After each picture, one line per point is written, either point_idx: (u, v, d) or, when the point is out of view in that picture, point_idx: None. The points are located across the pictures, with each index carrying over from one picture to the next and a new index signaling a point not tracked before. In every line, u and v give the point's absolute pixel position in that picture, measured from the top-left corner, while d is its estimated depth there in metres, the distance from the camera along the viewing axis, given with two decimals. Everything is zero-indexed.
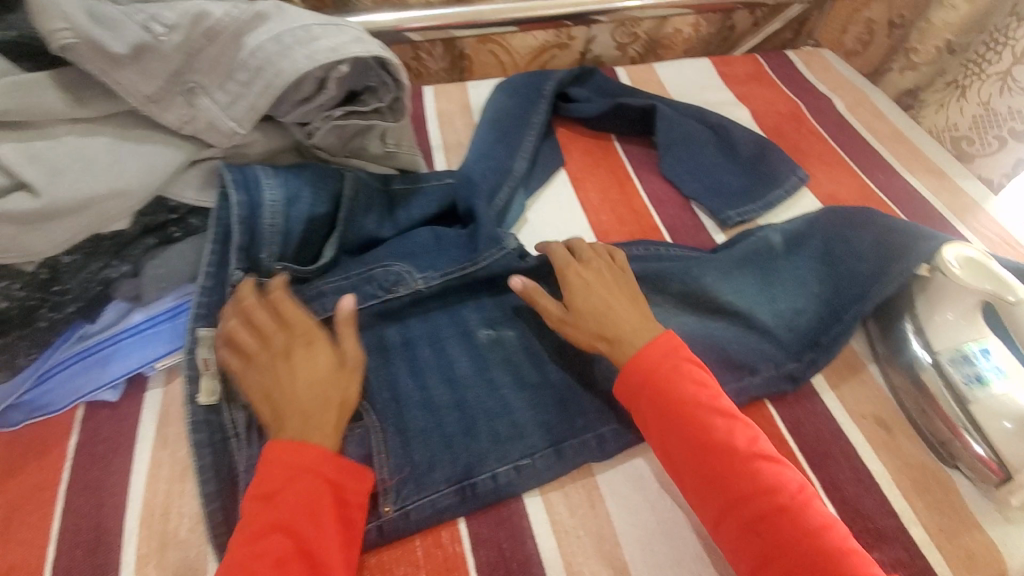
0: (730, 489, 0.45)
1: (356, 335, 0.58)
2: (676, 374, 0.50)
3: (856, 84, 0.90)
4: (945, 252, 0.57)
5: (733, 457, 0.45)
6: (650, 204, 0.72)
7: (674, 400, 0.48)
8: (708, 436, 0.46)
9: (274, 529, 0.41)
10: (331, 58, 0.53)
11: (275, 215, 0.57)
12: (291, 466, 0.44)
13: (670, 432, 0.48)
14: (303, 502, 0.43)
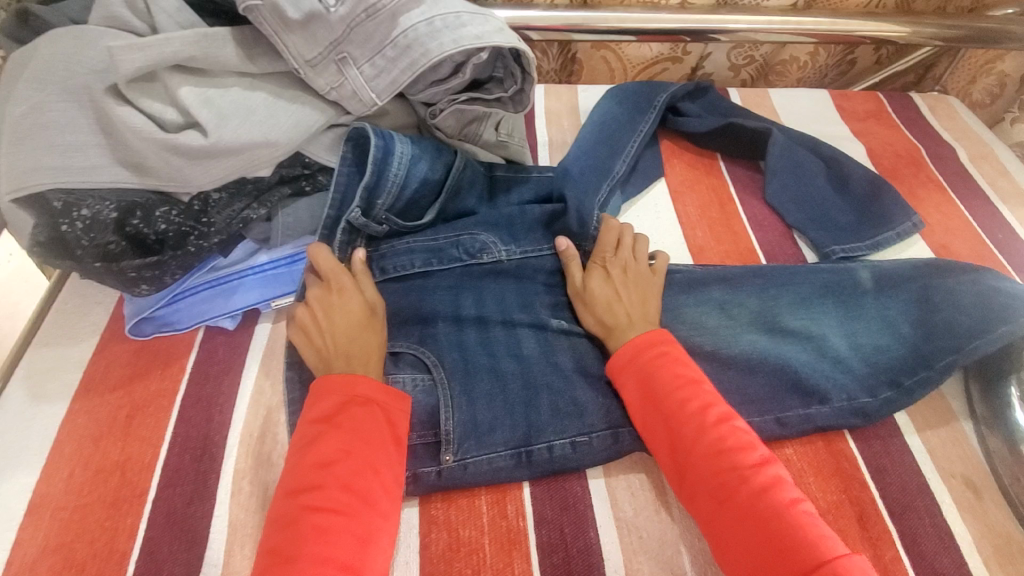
0: (733, 497, 0.45)
1: (433, 291, 0.62)
2: (670, 379, 0.52)
3: (985, 137, 0.85)
4: None
5: (722, 463, 0.47)
6: (748, 227, 0.72)
7: (668, 403, 0.51)
8: (713, 444, 0.47)
9: (335, 446, 0.46)
10: (474, 45, 0.57)
11: (402, 167, 0.61)
12: (348, 390, 0.50)
13: (661, 437, 0.50)
14: (360, 424, 0.48)
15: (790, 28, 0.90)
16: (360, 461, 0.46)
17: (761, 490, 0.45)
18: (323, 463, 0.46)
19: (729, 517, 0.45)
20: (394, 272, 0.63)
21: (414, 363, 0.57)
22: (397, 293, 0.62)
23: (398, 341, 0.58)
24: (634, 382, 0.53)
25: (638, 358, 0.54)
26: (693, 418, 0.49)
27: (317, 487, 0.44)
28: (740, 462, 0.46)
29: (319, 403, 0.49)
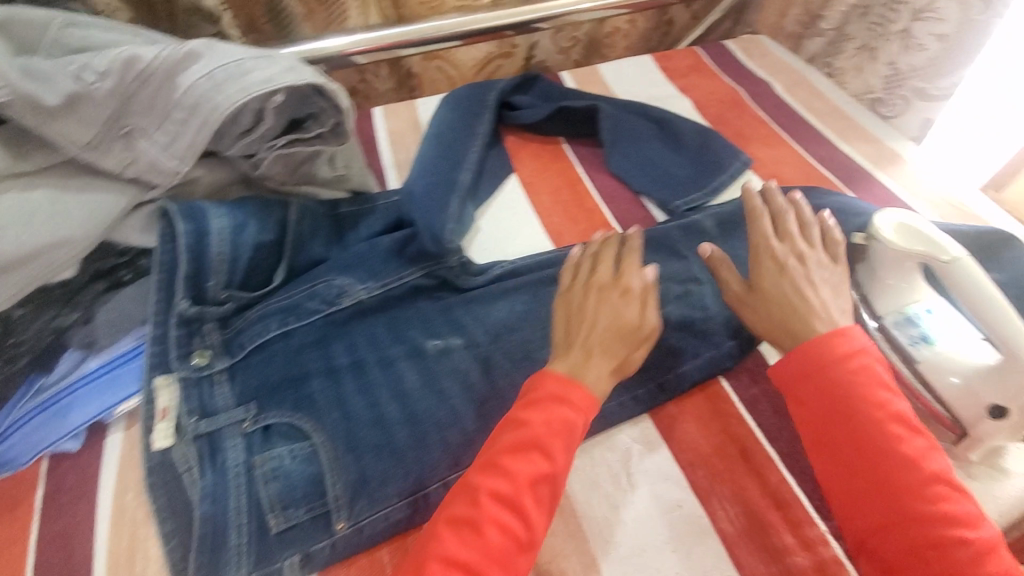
0: (909, 506, 0.41)
1: (300, 352, 0.58)
2: (873, 375, 0.45)
3: (794, 66, 0.92)
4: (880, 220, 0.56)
5: (892, 452, 0.43)
6: (600, 201, 0.75)
7: (864, 406, 0.44)
8: (910, 458, 0.42)
9: (531, 447, 0.44)
10: (263, 89, 0.54)
11: (223, 242, 0.57)
12: (563, 395, 0.46)
13: (835, 429, 0.45)
14: (560, 427, 0.45)
15: (600, 3, 0.94)
16: (547, 475, 0.44)
17: (929, 489, 0.41)
18: (513, 471, 0.43)
19: (882, 508, 0.42)
20: (251, 343, 0.58)
21: (287, 433, 0.53)
22: (261, 362, 0.57)
23: (271, 413, 0.54)
24: (821, 373, 0.46)
25: (845, 356, 0.46)
26: (885, 418, 0.44)
27: (494, 488, 0.43)
28: (919, 461, 0.42)
29: (535, 393, 0.47)
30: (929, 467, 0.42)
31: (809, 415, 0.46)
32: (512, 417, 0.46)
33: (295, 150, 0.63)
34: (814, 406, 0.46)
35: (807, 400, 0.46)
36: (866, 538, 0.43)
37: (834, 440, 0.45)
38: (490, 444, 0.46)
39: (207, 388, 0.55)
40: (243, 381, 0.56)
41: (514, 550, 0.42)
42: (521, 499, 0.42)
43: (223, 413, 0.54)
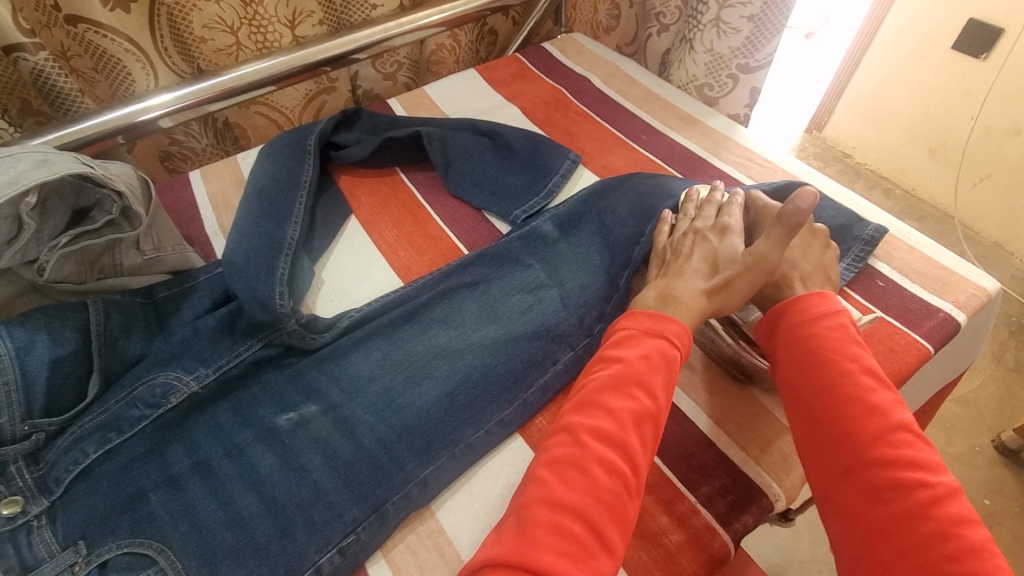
0: (865, 451, 0.45)
1: (129, 469, 0.51)
2: (846, 331, 0.52)
3: (607, 58, 0.98)
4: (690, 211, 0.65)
5: (856, 403, 0.47)
6: (443, 225, 0.74)
7: (826, 358, 0.50)
8: (866, 409, 0.47)
9: (631, 385, 0.48)
10: (7, 193, 0.48)
11: (5, 371, 0.50)
12: (661, 330, 0.52)
13: (812, 384, 0.50)
14: (654, 363, 0.50)
15: (414, 25, 0.93)
16: (647, 412, 0.47)
17: (889, 436, 0.45)
18: (612, 406, 0.47)
19: (840, 450, 0.47)
20: (68, 474, 0.51)
21: (130, 565, 0.47)
22: (85, 493, 0.50)
23: (105, 547, 0.47)
24: (796, 333, 0.53)
25: (816, 317, 0.53)
26: (859, 370, 0.49)
27: (593, 427, 0.46)
28: (882, 410, 0.46)
29: (625, 343, 0.52)
30: (893, 415, 0.46)
31: (789, 373, 0.52)
32: (603, 365, 0.51)
33: (81, 245, 0.56)
34: (787, 362, 0.52)
35: (786, 361, 0.52)
36: (829, 489, 0.46)
37: (808, 391, 0.50)
38: (586, 391, 0.49)
39: (24, 537, 0.48)
40: (66, 520, 0.49)
41: (623, 494, 0.43)
42: (626, 438, 0.46)
43: (46, 563, 0.46)
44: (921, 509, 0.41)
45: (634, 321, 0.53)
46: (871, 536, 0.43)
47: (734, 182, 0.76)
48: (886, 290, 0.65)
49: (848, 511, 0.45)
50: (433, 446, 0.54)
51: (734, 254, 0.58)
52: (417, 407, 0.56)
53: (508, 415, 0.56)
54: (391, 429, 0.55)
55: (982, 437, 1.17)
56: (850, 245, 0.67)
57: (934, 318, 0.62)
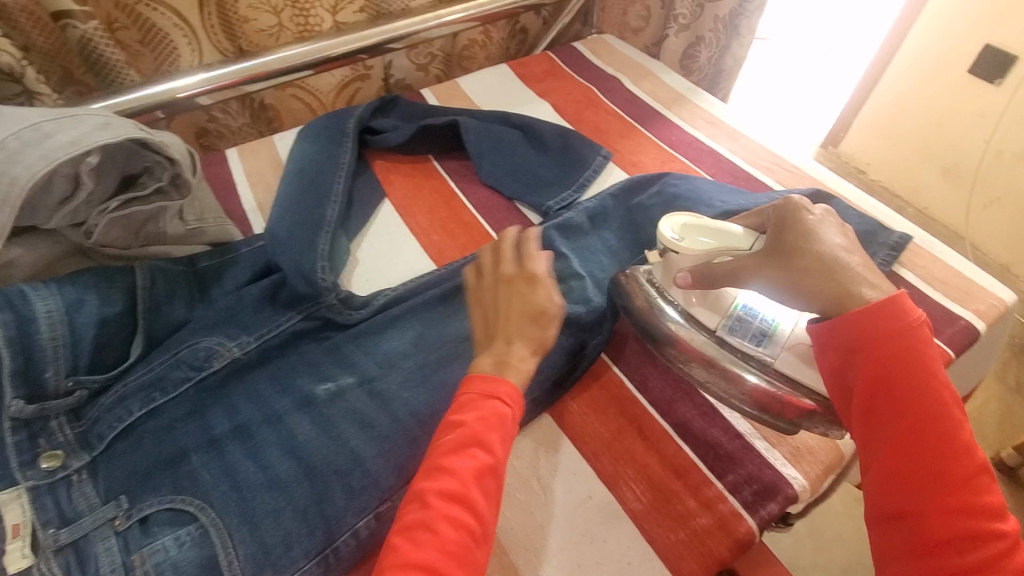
0: (943, 494, 0.42)
1: (171, 429, 0.53)
2: (933, 347, 0.46)
3: (637, 60, 1.00)
4: (664, 232, 0.58)
5: (942, 436, 0.44)
6: (476, 213, 0.75)
7: (924, 380, 0.45)
8: (957, 446, 0.43)
9: (471, 443, 0.44)
10: (72, 152, 0.49)
11: (56, 327, 0.51)
12: (490, 393, 0.46)
13: (893, 407, 0.45)
14: (493, 424, 0.45)
15: (450, 19, 0.95)
16: (490, 467, 0.44)
17: (972, 479, 0.42)
18: (455, 462, 0.43)
19: (922, 493, 0.42)
20: (111, 431, 0.52)
21: (171, 520, 0.48)
22: (127, 450, 0.51)
23: (146, 503, 0.48)
24: (893, 349, 0.46)
25: (909, 328, 0.46)
26: (948, 399, 0.45)
27: (438, 485, 0.42)
28: (968, 446, 0.43)
29: (456, 402, 0.47)
30: (976, 455, 0.43)
31: (867, 388, 0.46)
32: (445, 420, 0.46)
33: (131, 210, 0.57)
34: (879, 378, 0.46)
35: (863, 372, 0.46)
36: (894, 527, 0.43)
37: (890, 419, 0.45)
38: (433, 444, 0.45)
39: (64, 491, 0.49)
40: (108, 475, 0.50)
41: (472, 544, 0.41)
42: (471, 496, 0.42)
43: (87, 516, 0.47)
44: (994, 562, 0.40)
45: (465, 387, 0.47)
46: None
47: (761, 185, 0.78)
48: (909, 296, 0.67)
49: (911, 558, 0.41)
50: None
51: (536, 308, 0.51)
52: (451, 385, 0.57)
53: (541, 396, 0.57)
54: (426, 404, 0.56)
55: (981, 453, 1.19)
56: (875, 251, 0.69)
57: (955, 325, 0.64)
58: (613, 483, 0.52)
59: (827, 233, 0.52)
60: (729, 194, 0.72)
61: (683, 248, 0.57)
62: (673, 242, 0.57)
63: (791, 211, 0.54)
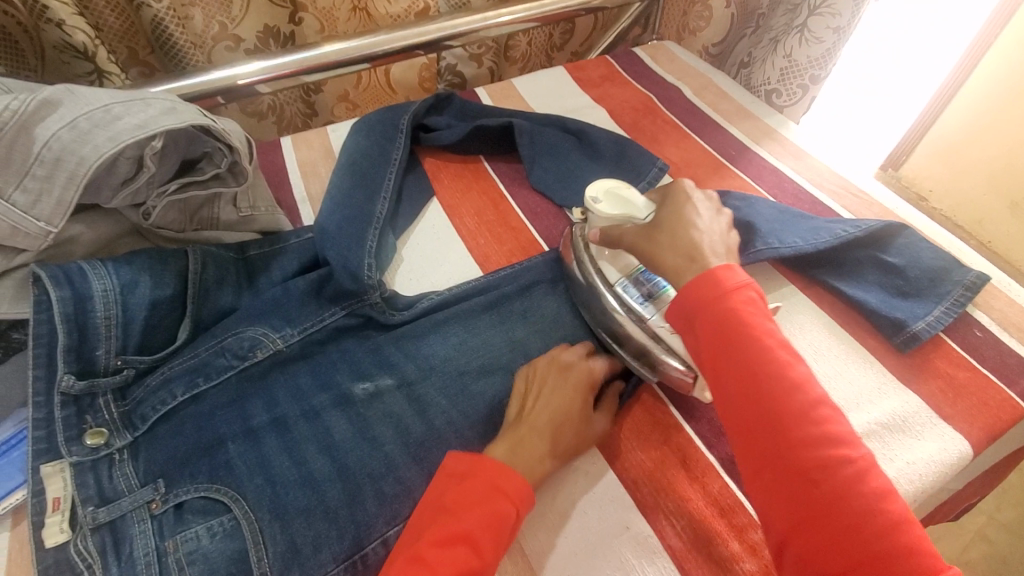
0: (788, 433, 0.40)
1: (212, 415, 0.53)
2: (761, 308, 0.44)
3: (699, 70, 0.96)
4: (590, 190, 0.61)
5: (767, 386, 0.41)
6: (523, 218, 0.74)
7: (743, 333, 0.43)
8: (778, 393, 0.41)
9: (460, 540, 0.41)
10: (138, 135, 0.50)
11: (110, 306, 0.52)
12: (496, 485, 0.44)
13: (727, 361, 0.43)
14: (490, 521, 0.43)
15: (509, 18, 0.94)
16: (475, 570, 0.41)
17: (792, 429, 0.40)
18: (438, 542, 0.41)
19: (764, 432, 0.40)
20: (155, 413, 0.52)
21: (204, 509, 0.48)
22: (168, 434, 0.52)
23: (182, 489, 0.49)
24: (712, 308, 0.44)
25: (731, 290, 0.44)
26: (774, 347, 0.42)
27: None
28: (801, 385, 0.41)
29: (462, 482, 0.45)
30: (806, 398, 0.41)
31: (704, 343, 0.44)
32: (441, 505, 0.44)
33: (189, 194, 0.58)
34: (707, 339, 0.44)
35: (699, 330, 0.44)
36: (760, 472, 0.40)
37: (729, 371, 0.43)
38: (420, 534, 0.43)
39: (106, 469, 0.49)
40: (148, 456, 0.51)
41: None
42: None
43: (126, 497, 0.48)
44: (850, 486, 0.38)
45: (480, 466, 0.45)
46: (797, 517, 0.38)
47: (826, 209, 0.74)
48: (985, 340, 0.61)
49: (775, 499, 0.39)
50: None
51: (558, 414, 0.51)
52: (491, 397, 0.56)
53: None
54: (463, 413, 0.55)
55: None
56: (950, 288, 0.63)
57: None
58: (652, 516, 0.50)
59: (711, 214, 0.54)
60: (794, 220, 0.67)
61: (598, 210, 0.60)
62: (592, 202, 0.60)
63: (674, 191, 0.56)
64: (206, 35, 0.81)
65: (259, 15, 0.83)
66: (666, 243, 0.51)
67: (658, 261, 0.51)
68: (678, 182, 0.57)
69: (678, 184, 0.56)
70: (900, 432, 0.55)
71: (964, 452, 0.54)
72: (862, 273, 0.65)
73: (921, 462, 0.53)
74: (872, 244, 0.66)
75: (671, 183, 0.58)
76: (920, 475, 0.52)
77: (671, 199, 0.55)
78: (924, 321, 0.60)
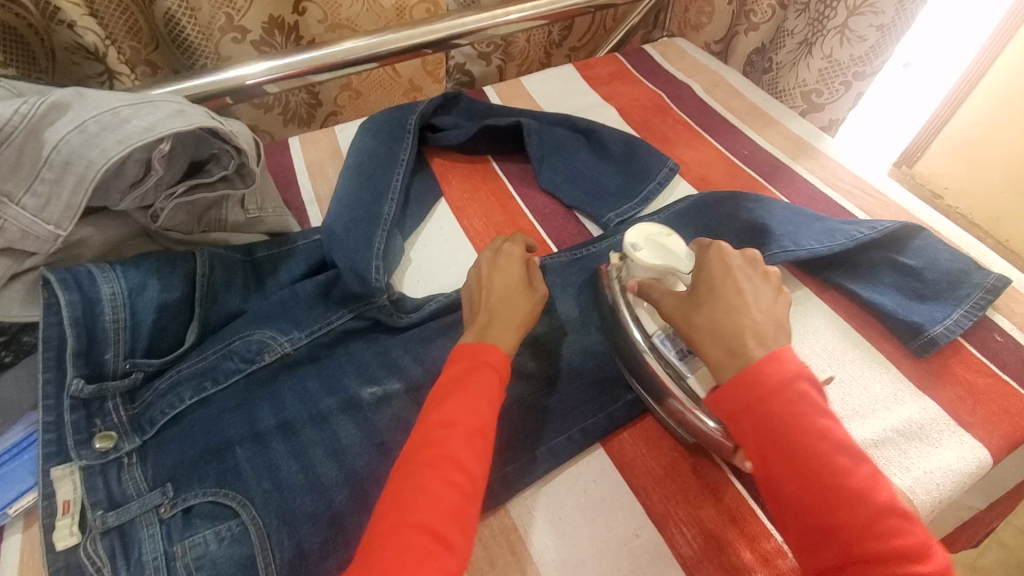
0: (852, 551, 0.37)
1: (220, 418, 0.53)
2: (814, 404, 0.41)
3: (710, 67, 0.94)
4: (630, 236, 0.55)
5: (824, 495, 0.38)
6: (532, 219, 0.73)
7: (793, 436, 0.40)
8: (840, 504, 0.38)
9: (456, 416, 0.44)
10: (146, 138, 0.49)
11: (119, 309, 0.52)
12: (478, 359, 0.48)
13: (779, 468, 0.40)
14: (481, 391, 0.46)
15: (517, 16, 0.93)
16: (477, 432, 0.44)
17: (856, 544, 0.37)
18: (449, 418, 0.44)
19: (824, 546, 0.38)
20: (163, 416, 0.52)
21: (212, 514, 0.48)
22: (177, 437, 0.52)
23: (190, 493, 0.49)
24: (759, 411, 0.41)
25: (778, 387, 0.41)
26: (827, 449, 0.39)
27: (433, 467, 0.41)
28: (863, 494, 0.38)
29: (449, 365, 0.49)
30: (868, 507, 0.38)
31: (752, 444, 0.41)
32: (441, 386, 0.47)
33: (196, 196, 0.58)
34: (756, 443, 0.41)
35: (746, 432, 0.42)
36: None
37: (781, 477, 0.40)
38: (426, 412, 0.45)
39: (114, 473, 0.49)
40: (157, 461, 0.51)
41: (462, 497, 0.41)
42: (457, 453, 0.42)
43: (134, 501, 0.48)
44: None
45: (460, 351, 0.49)
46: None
47: (841, 210, 0.72)
48: (1005, 346, 0.60)
49: None
50: (513, 444, 0.53)
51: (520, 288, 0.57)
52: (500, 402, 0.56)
53: (590, 423, 0.55)
54: None
55: None
56: (968, 292, 0.61)
57: None
58: (662, 524, 0.49)
59: (764, 291, 0.48)
60: (808, 221, 0.66)
61: (637, 258, 0.53)
62: (632, 249, 0.54)
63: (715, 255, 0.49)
64: (212, 26, 0.81)
65: (263, 6, 0.82)
66: (707, 327, 0.46)
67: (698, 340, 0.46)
68: (719, 246, 0.50)
69: (722, 250, 0.50)
70: (918, 440, 0.54)
71: (983, 461, 0.53)
72: (878, 277, 0.64)
73: (940, 471, 0.52)
74: (888, 246, 0.65)
75: (711, 245, 0.50)
76: (940, 485, 0.51)
77: (712, 267, 0.49)
78: (942, 325, 0.59)
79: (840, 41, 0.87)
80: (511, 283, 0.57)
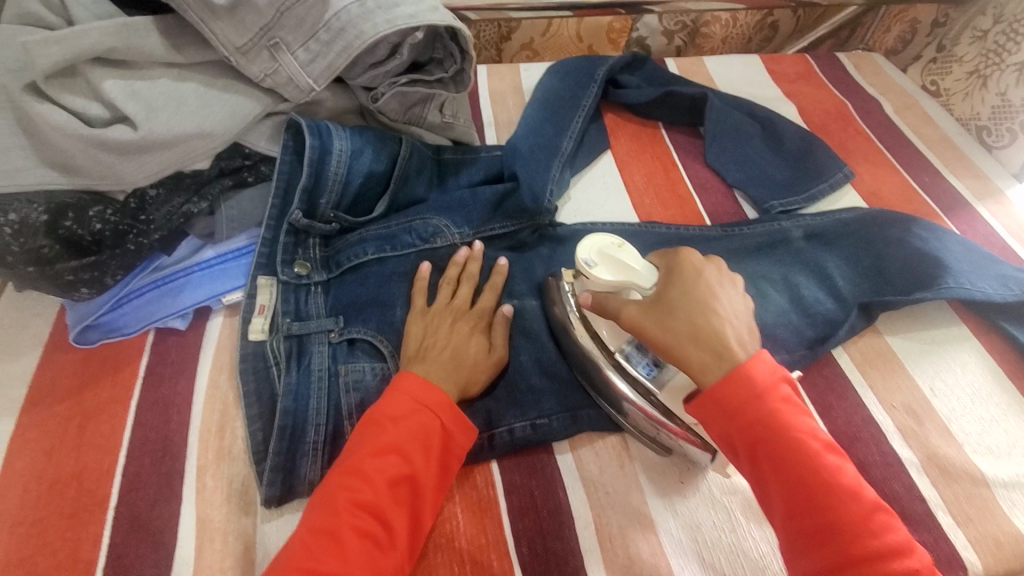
0: (801, 471, 0.41)
1: (390, 279, 0.61)
2: (754, 356, 0.45)
3: (905, 89, 0.91)
4: (580, 253, 0.54)
5: (775, 434, 0.42)
6: (692, 189, 0.75)
7: (743, 384, 0.43)
8: (791, 440, 0.41)
9: (391, 451, 0.45)
10: (409, 24, 0.57)
11: (341, 164, 0.61)
12: (419, 401, 0.48)
13: (734, 416, 0.43)
14: (419, 433, 0.46)
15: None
16: (408, 476, 0.45)
17: (804, 473, 0.41)
18: (377, 463, 0.44)
19: (775, 476, 0.41)
20: (348, 263, 0.61)
21: (370, 351, 0.57)
22: (355, 282, 0.61)
23: (356, 329, 0.57)
24: (719, 356, 0.45)
25: (769, 386, 0.43)
26: (775, 398, 0.43)
27: (352, 494, 0.43)
28: (802, 430, 0.42)
29: (388, 400, 0.48)
30: (832, 473, 0.41)
31: (709, 393, 0.45)
32: (375, 419, 0.47)
33: (416, 89, 0.65)
34: (716, 397, 0.44)
35: (705, 384, 0.45)
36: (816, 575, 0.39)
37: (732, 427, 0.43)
38: (354, 449, 0.45)
39: (303, 295, 0.59)
40: (336, 295, 0.60)
41: (375, 552, 0.41)
42: (382, 505, 0.43)
43: (315, 320, 0.58)
44: (860, 521, 0.39)
45: (400, 383, 0.48)
46: (819, 555, 0.39)
47: (1019, 260, 0.69)
48: None
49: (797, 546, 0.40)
50: None
51: (457, 348, 0.53)
52: None
53: None
54: None
55: None
56: None
57: None
58: None
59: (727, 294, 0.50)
60: (982, 262, 0.64)
61: (594, 275, 0.53)
62: (585, 266, 0.53)
63: (681, 267, 0.51)
64: None
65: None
66: (686, 334, 0.47)
67: (680, 350, 0.47)
68: (686, 250, 0.53)
69: (690, 255, 0.52)
70: None
71: None
72: None
73: None
74: None
75: (676, 252, 0.53)
76: None
77: (682, 273, 0.51)
78: None
79: (1016, 79, 0.79)
80: (462, 331, 0.55)
